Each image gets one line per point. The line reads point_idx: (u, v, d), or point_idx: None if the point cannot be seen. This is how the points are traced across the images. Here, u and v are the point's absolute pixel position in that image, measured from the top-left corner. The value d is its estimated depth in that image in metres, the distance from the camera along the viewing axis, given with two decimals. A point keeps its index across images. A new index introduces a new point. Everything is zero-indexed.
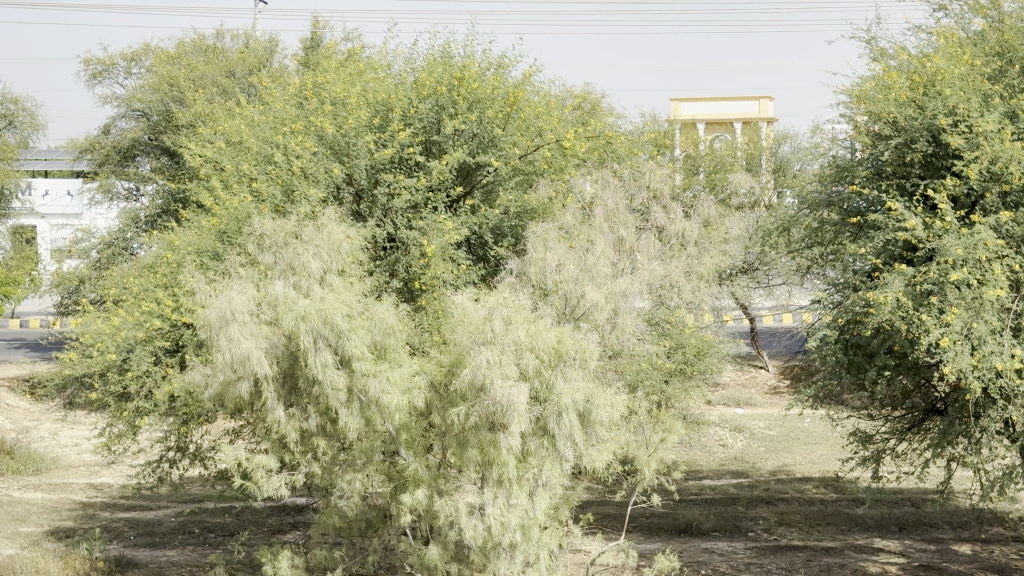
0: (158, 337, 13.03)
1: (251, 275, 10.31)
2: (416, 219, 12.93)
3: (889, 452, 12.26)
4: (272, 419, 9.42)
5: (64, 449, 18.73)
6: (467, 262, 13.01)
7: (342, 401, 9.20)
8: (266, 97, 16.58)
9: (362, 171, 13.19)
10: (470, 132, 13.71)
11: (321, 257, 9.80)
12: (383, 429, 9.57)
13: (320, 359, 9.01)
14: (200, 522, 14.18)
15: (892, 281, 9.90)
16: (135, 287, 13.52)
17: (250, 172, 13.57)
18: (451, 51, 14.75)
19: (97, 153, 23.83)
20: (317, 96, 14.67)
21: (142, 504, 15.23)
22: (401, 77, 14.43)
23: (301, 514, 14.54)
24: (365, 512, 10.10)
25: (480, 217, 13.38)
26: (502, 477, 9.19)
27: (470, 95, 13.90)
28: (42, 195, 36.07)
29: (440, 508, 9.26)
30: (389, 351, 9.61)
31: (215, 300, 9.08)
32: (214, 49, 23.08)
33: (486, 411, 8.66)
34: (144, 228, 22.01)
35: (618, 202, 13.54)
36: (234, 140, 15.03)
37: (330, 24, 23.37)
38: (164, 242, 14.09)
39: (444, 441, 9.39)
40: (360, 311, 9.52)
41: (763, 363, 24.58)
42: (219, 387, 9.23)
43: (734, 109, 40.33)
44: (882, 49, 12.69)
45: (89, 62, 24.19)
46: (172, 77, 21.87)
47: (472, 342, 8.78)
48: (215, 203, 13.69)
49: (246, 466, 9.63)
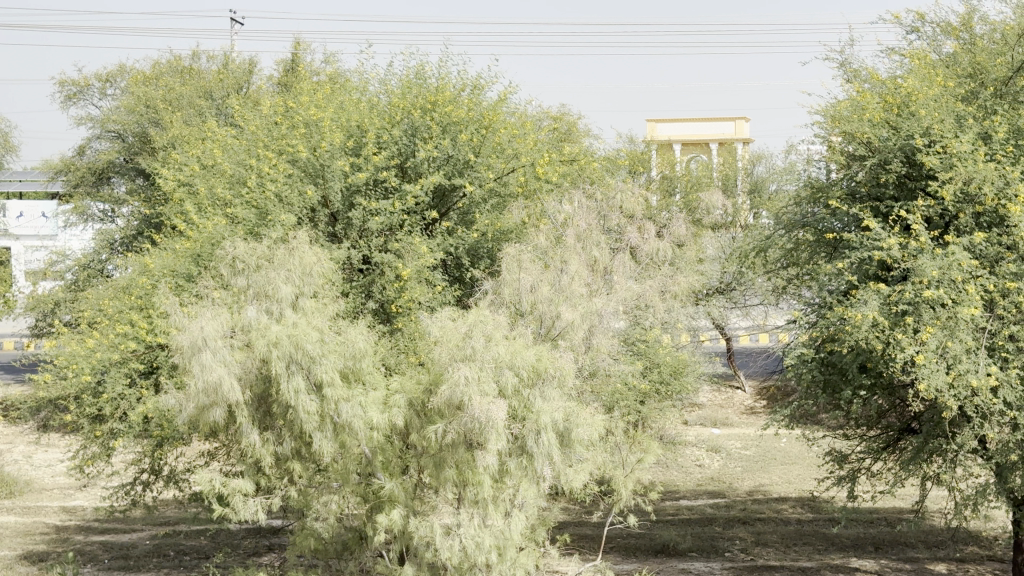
0: (133, 359, 12.98)
1: (224, 299, 10.29)
2: (391, 241, 12.94)
3: (865, 471, 12.28)
4: (247, 443, 9.39)
5: (38, 472, 18.60)
6: (443, 283, 13.00)
7: (316, 426, 9.17)
8: (240, 119, 16.58)
9: (337, 193, 13.20)
10: (446, 155, 13.73)
11: (293, 282, 9.78)
12: (358, 451, 9.55)
13: (293, 384, 8.99)
14: (175, 545, 14.09)
15: (867, 300, 9.95)
16: (110, 309, 13.48)
17: (224, 196, 13.56)
18: (426, 73, 14.80)
19: (72, 174, 23.75)
20: (291, 119, 14.69)
21: (116, 527, 15.13)
22: (376, 100, 14.47)
23: (277, 536, 14.48)
24: (341, 534, 10.10)
25: (456, 239, 13.39)
26: (479, 497, 9.18)
27: (444, 117, 13.93)
28: (17, 216, 35.85)
29: (416, 530, 9.23)
30: (363, 373, 9.59)
31: (188, 326, 9.05)
32: (190, 71, 23.07)
33: (463, 431, 8.66)
34: (120, 249, 21.96)
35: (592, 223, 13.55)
36: (208, 163, 15.03)
37: (309, 46, 23.37)
38: (139, 264, 14.05)
39: (421, 463, 9.37)
40: (334, 334, 9.50)
41: (740, 383, 24.60)
42: (193, 412, 9.20)
43: (710, 129, 40.47)
44: (855, 71, 12.79)
45: (63, 83, 24.08)
46: (148, 99, 21.93)
47: (450, 360, 8.76)
48: (189, 226, 13.66)
49: (220, 490, 9.58)
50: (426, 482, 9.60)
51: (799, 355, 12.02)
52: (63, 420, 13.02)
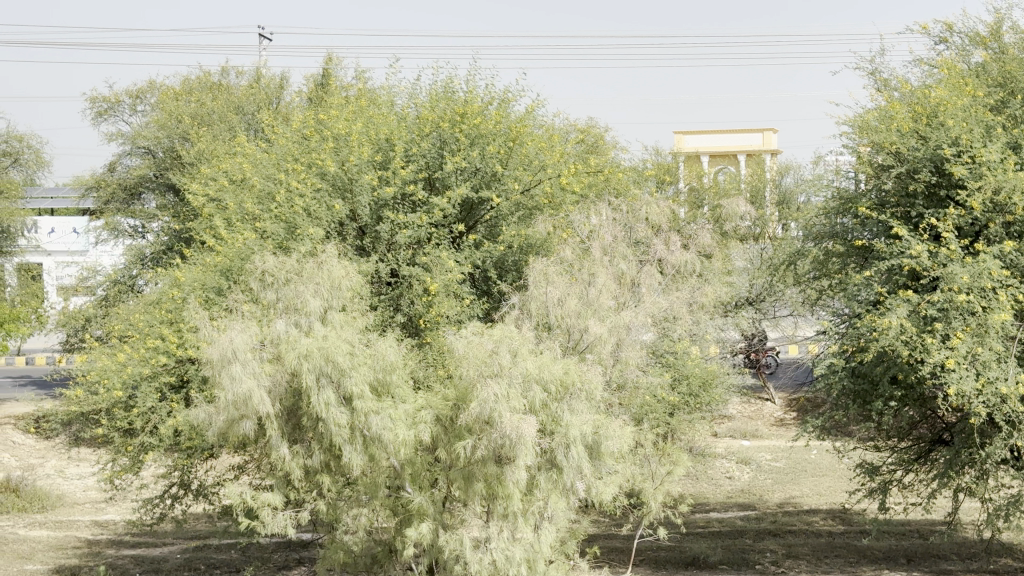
0: (164, 373, 13.03)
1: (254, 313, 10.34)
2: (418, 255, 12.98)
3: (896, 483, 12.19)
4: (277, 456, 9.43)
5: (70, 487, 18.70)
6: (471, 297, 13.01)
7: (345, 439, 9.19)
8: (268, 134, 16.65)
9: (364, 207, 13.26)
10: (472, 168, 13.77)
11: (322, 295, 9.80)
12: (387, 465, 9.55)
13: (323, 398, 9.02)
14: (206, 559, 14.13)
15: (896, 309, 9.91)
16: (140, 323, 13.56)
17: (253, 210, 13.63)
18: (454, 87, 14.84)
19: (103, 190, 23.92)
20: (320, 134, 14.76)
21: (147, 541, 15.18)
22: (404, 114, 14.53)
23: (307, 550, 14.49)
24: (371, 547, 10.15)
25: (483, 252, 13.44)
26: (508, 511, 9.19)
27: (472, 131, 13.98)
28: (48, 232, 36.14)
29: (446, 544, 9.25)
30: (392, 386, 9.60)
31: (218, 339, 9.10)
32: (220, 87, 23.21)
33: (493, 445, 8.66)
34: (150, 264, 22.09)
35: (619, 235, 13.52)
36: (237, 178, 15.12)
37: (339, 62, 23.48)
38: (169, 278, 14.14)
39: (450, 476, 9.40)
40: (362, 348, 9.52)
41: (770, 396, 24.49)
42: (223, 425, 9.25)
43: (737, 141, 40.44)
44: (883, 81, 12.76)
45: (93, 99, 24.27)
46: (179, 114, 22.09)
47: (479, 374, 8.76)
48: (219, 240, 13.74)
49: (250, 503, 9.62)
50: (455, 496, 9.61)
51: (828, 365, 11.96)
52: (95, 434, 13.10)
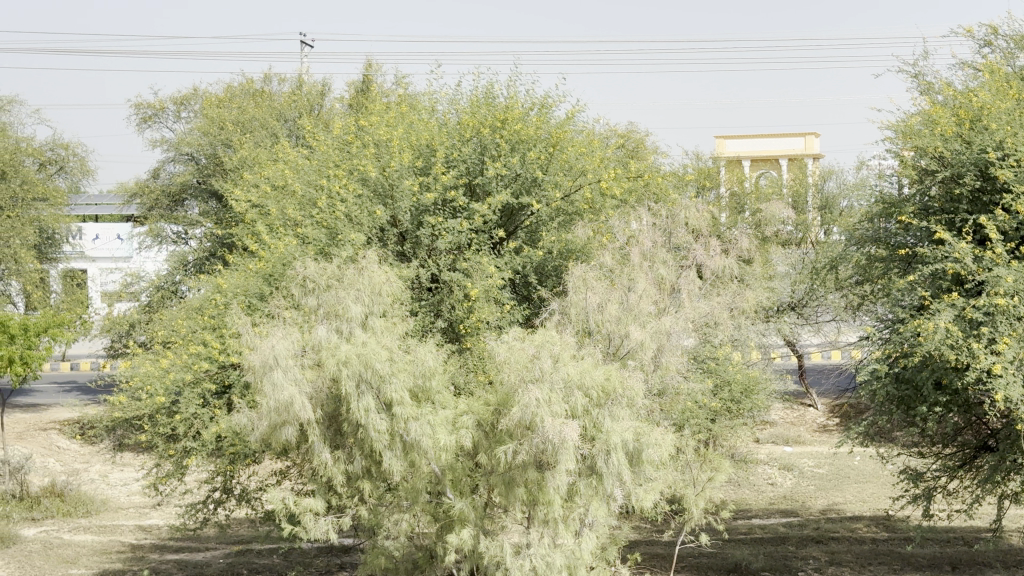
0: (206, 378, 13.12)
1: (295, 320, 10.39)
2: (459, 260, 12.99)
3: (941, 490, 12.06)
4: (318, 462, 9.47)
5: (114, 491, 18.85)
6: (512, 302, 13.00)
7: (386, 444, 9.22)
8: (309, 140, 16.72)
9: (405, 212, 13.31)
10: (512, 174, 13.78)
11: (362, 300, 9.82)
12: (427, 470, 9.56)
13: (363, 404, 9.04)
14: (248, 563, 14.20)
15: (941, 314, 9.82)
16: (183, 329, 13.68)
17: (295, 216, 13.71)
18: (495, 93, 14.86)
19: (147, 197, 24.11)
20: (361, 140, 14.83)
21: (190, 546, 15.28)
22: (445, 120, 14.57)
23: (348, 555, 14.54)
24: (412, 552, 10.19)
25: (523, 257, 13.45)
26: (549, 517, 9.18)
27: (512, 136, 14.00)
28: (93, 238, 36.44)
29: (486, 550, 9.26)
30: (432, 393, 9.61)
31: (259, 345, 9.14)
32: (263, 93, 23.35)
33: (533, 451, 8.67)
34: (192, 270, 22.25)
35: (659, 240, 13.45)
36: (279, 185, 15.20)
37: (379, 68, 23.55)
38: (211, 284, 14.24)
39: (490, 482, 9.40)
40: (402, 353, 9.52)
41: (812, 401, 24.31)
42: (264, 431, 9.30)
43: (780, 145, 40.22)
44: (928, 84, 12.64)
45: (138, 106, 24.47)
46: (221, 121, 22.25)
47: (519, 380, 8.75)
48: (260, 247, 13.82)
49: (292, 508, 9.65)
50: (495, 501, 9.61)
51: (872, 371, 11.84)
52: (139, 440, 13.20)
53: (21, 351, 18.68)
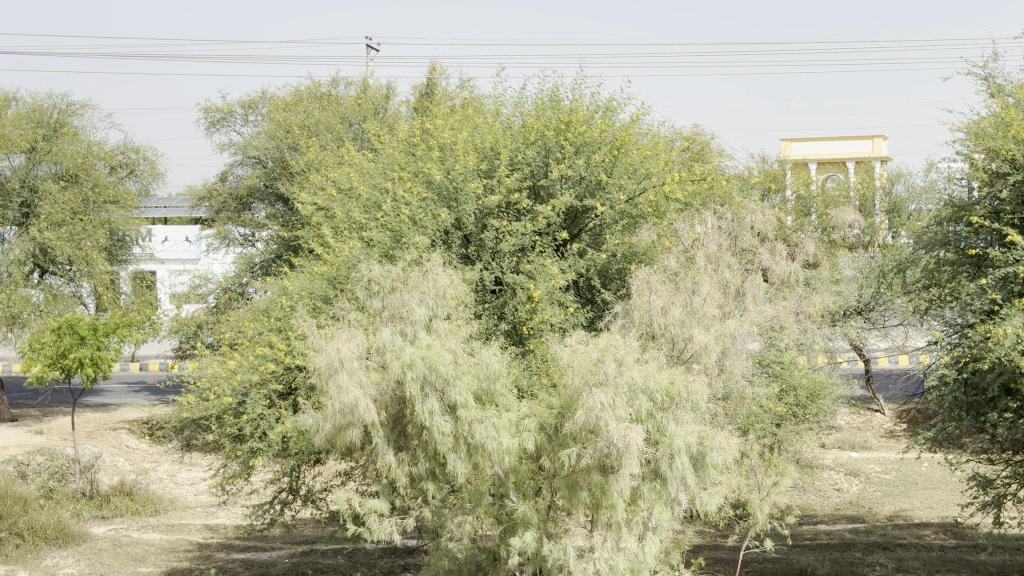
0: (273, 380, 13.25)
1: (360, 322, 10.45)
2: (523, 263, 13.03)
3: (1011, 498, 11.89)
4: (383, 463, 9.53)
5: (182, 491, 19.08)
6: (575, 305, 13.00)
7: (450, 446, 9.26)
8: (374, 143, 16.84)
9: (469, 215, 13.38)
10: (577, 177, 13.78)
11: (426, 303, 9.87)
12: (491, 472, 9.59)
13: (427, 406, 9.08)
14: (313, 564, 14.32)
15: (1011, 318, 9.69)
16: (250, 332, 13.83)
17: (360, 219, 13.82)
18: (560, 96, 14.86)
19: (215, 200, 24.39)
20: (425, 144, 14.92)
21: (255, 546, 15.43)
22: (510, 123, 14.61)
23: (411, 557, 14.61)
24: (475, 554, 10.23)
25: (587, 260, 13.46)
26: (613, 520, 9.18)
27: (576, 139, 14.00)
28: (162, 240, 36.92)
29: (549, 553, 9.28)
30: (496, 396, 9.63)
31: (324, 347, 9.21)
32: (329, 97, 23.53)
33: (597, 454, 8.67)
34: (259, 272, 22.47)
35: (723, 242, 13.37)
36: (344, 188, 15.32)
37: (444, 71, 23.63)
38: (277, 286, 14.38)
39: (554, 485, 9.43)
40: (467, 356, 9.57)
41: (879, 407, 24.03)
42: (330, 432, 9.37)
43: (847, 148, 39.84)
44: (999, 85, 12.45)
45: (207, 110, 24.75)
46: (288, 124, 22.45)
47: (583, 384, 8.75)
48: (325, 250, 13.94)
49: (357, 509, 9.72)
50: (558, 504, 9.61)
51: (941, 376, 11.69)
52: (206, 440, 13.35)
53: (92, 352, 18.87)
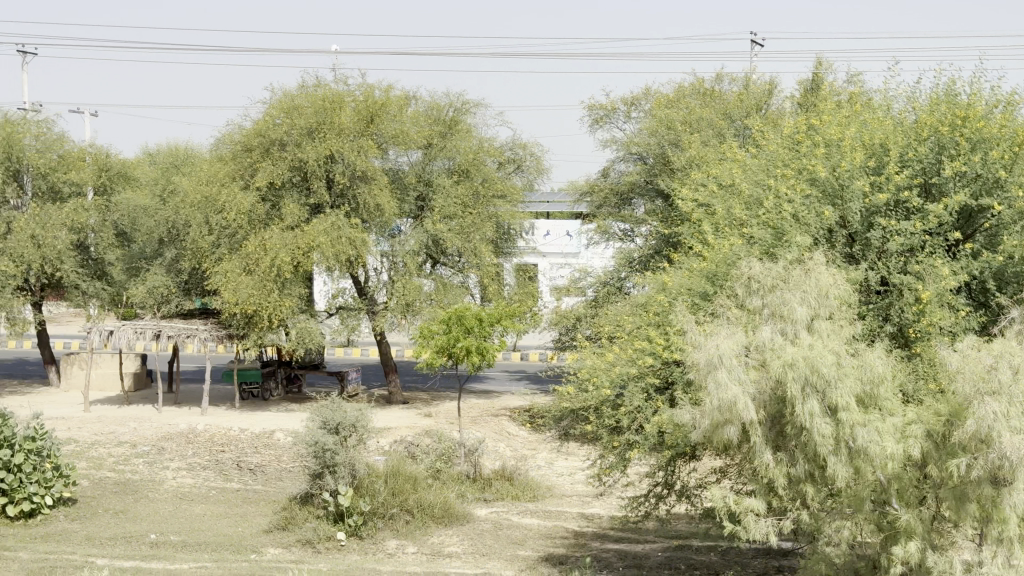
0: (650, 373, 13.23)
1: (738, 319, 10.33)
2: (911, 262, 12.52)
3: None
4: (759, 462, 9.39)
5: (559, 478, 19.58)
6: (966, 309, 12.26)
7: (830, 449, 9.01)
8: (761, 137, 16.76)
9: (855, 214, 13.02)
10: (973, 174, 13.17)
11: (809, 300, 9.63)
12: (872, 478, 9.25)
13: (808, 407, 8.92)
14: (685, 559, 14.36)
15: None
16: (631, 325, 14.09)
17: (741, 216, 13.73)
18: (955, 91, 14.23)
19: (596, 195, 24.92)
20: (812, 139, 14.68)
21: (628, 535, 15.65)
22: (901, 119, 14.13)
23: (785, 560, 14.36)
24: (853, 561, 9.95)
25: (982, 261, 12.77)
26: (1003, 536, 8.67)
27: (973, 136, 13.36)
28: (545, 234, 38.12)
29: (934, 564, 8.97)
30: (878, 398, 9.28)
31: (702, 343, 9.28)
32: (713, 94, 23.60)
33: (989, 464, 8.28)
34: (637, 268, 22.70)
35: None
36: (727, 184, 15.34)
37: (830, 67, 23.07)
38: (658, 281, 14.54)
39: (940, 494, 9.01)
40: (850, 357, 9.30)
41: None
42: (707, 429, 9.36)
43: None
44: None
45: (590, 108, 25.25)
46: (672, 120, 22.63)
47: (976, 390, 8.35)
48: (708, 244, 13.95)
49: (733, 507, 9.65)
50: (946, 515, 9.21)
51: None
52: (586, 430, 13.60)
53: (478, 341, 19.62)
